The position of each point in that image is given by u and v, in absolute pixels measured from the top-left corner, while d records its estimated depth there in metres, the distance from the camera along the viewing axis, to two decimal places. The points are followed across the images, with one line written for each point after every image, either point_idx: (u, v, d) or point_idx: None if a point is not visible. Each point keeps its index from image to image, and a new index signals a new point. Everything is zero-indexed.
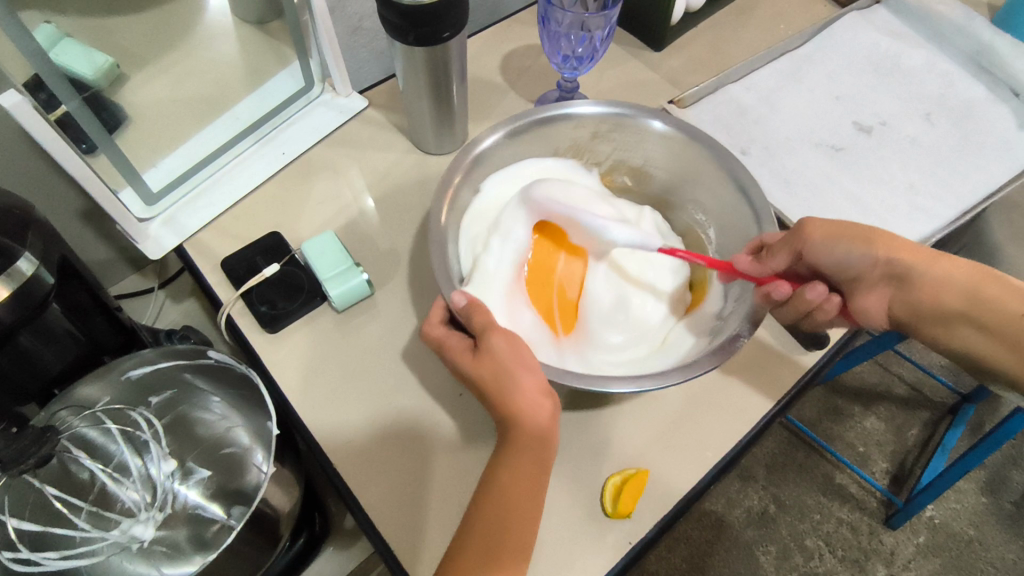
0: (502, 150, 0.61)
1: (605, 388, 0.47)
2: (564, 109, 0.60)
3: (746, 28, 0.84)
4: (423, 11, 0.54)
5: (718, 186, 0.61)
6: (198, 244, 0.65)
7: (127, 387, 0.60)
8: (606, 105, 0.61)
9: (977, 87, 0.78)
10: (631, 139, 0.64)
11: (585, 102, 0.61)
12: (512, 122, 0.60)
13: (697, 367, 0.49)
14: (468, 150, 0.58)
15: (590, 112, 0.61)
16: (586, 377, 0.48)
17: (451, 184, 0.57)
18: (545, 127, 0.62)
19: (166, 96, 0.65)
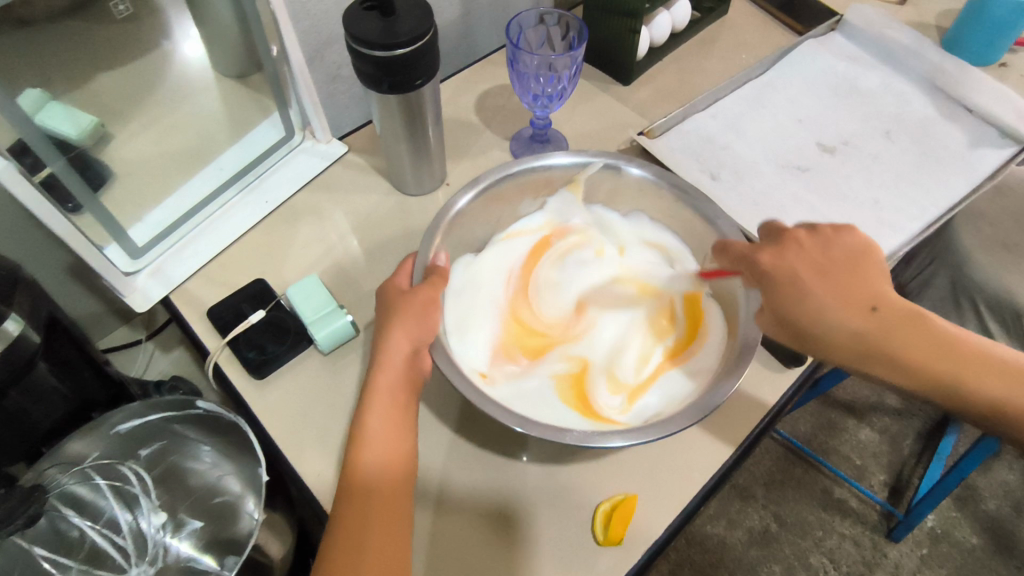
0: (478, 210, 0.62)
1: (604, 444, 0.48)
2: (538, 162, 0.62)
3: (709, 59, 0.88)
4: (395, 61, 0.56)
5: (686, 220, 0.64)
6: (184, 294, 0.66)
7: (118, 441, 0.60)
8: (580, 156, 0.63)
9: (933, 104, 0.81)
10: (608, 184, 0.66)
11: (559, 153, 0.63)
12: (487, 180, 0.61)
13: (690, 415, 0.49)
14: (445, 212, 0.59)
15: (560, 163, 0.63)
16: (582, 437, 0.48)
17: (429, 249, 0.58)
18: (520, 178, 0.63)
19: (150, 151, 0.67)
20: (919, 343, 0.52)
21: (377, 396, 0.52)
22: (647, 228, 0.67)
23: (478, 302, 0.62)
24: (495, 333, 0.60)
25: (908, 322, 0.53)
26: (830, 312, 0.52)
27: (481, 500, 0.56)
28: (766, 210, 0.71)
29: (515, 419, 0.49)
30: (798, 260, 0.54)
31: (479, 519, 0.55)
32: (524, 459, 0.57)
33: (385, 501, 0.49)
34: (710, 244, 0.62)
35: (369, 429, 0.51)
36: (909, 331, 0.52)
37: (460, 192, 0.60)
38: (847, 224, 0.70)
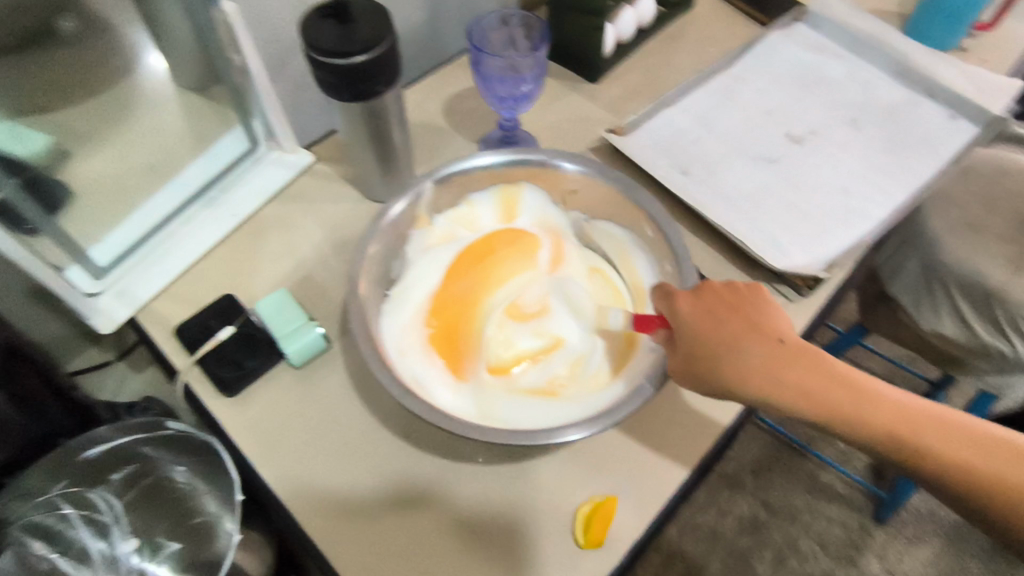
0: (414, 215, 0.63)
1: (551, 441, 0.49)
2: (465, 162, 0.63)
3: (676, 54, 0.88)
4: (355, 69, 0.55)
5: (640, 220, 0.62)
6: (152, 314, 0.65)
7: (84, 470, 0.59)
8: (506, 153, 0.64)
9: (897, 91, 0.82)
10: (546, 183, 0.66)
11: (485, 153, 0.64)
12: (416, 189, 0.62)
13: (639, 396, 0.50)
14: (379, 220, 0.60)
15: (487, 163, 0.64)
16: (524, 435, 0.49)
17: (365, 257, 0.58)
18: (451, 180, 0.64)
19: (109, 170, 0.66)
20: (835, 387, 0.51)
21: None
22: (498, 194, 0.67)
23: (429, 361, 0.58)
24: (487, 378, 0.58)
25: (813, 369, 0.51)
26: (743, 355, 0.51)
27: (462, 508, 0.55)
28: (736, 202, 0.72)
29: (458, 425, 0.50)
30: (713, 301, 0.53)
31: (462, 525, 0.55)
32: (504, 462, 0.57)
33: None
34: (662, 249, 0.61)
35: None
36: (825, 381, 0.51)
37: (392, 200, 0.61)
38: (817, 214, 0.71)
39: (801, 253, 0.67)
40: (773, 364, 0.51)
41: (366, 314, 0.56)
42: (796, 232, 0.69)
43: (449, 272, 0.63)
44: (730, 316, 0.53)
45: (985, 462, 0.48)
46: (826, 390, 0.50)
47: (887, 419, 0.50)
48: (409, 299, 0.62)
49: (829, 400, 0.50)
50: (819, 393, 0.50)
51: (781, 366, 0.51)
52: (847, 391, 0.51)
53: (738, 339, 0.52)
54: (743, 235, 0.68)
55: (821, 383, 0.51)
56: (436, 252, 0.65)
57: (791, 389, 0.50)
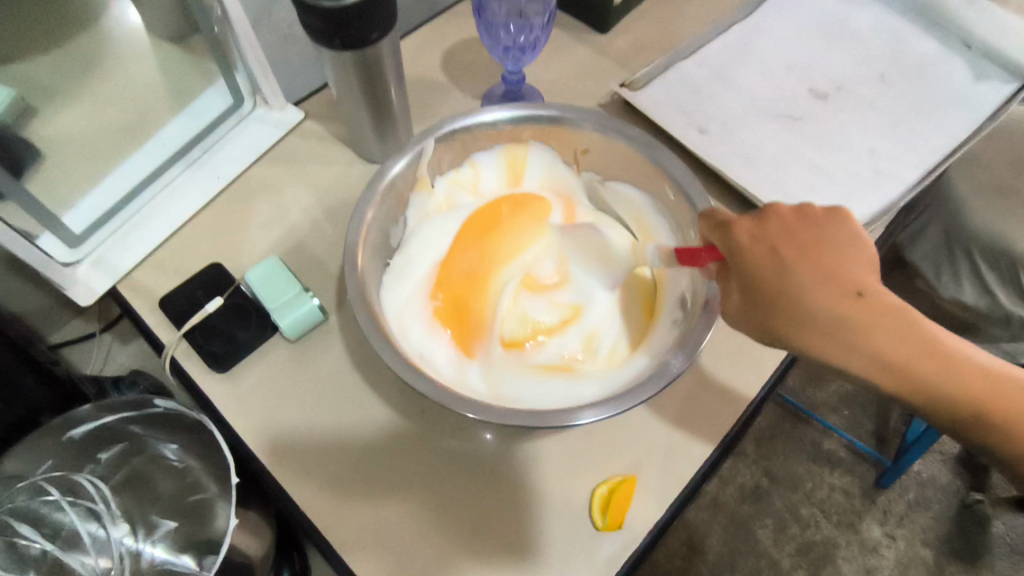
0: (416, 177, 0.59)
1: (572, 421, 0.46)
2: (471, 117, 0.58)
3: (692, 2, 0.82)
4: (346, 13, 0.50)
5: (659, 182, 0.59)
6: (134, 286, 0.61)
7: (69, 449, 0.57)
8: (514, 108, 0.59)
9: (929, 42, 0.76)
10: (558, 141, 0.61)
11: (491, 107, 0.59)
12: (418, 148, 0.57)
13: (665, 373, 0.48)
14: (377, 182, 0.55)
15: (495, 119, 0.59)
16: (542, 416, 0.46)
17: (363, 224, 0.54)
18: (455, 137, 0.59)
19: (82, 129, 0.61)
20: (914, 351, 0.46)
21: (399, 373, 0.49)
22: (508, 156, 0.62)
23: (437, 337, 0.55)
24: (499, 355, 0.55)
25: (889, 318, 0.46)
26: (815, 308, 0.46)
27: (470, 489, 0.53)
28: (757, 163, 0.67)
29: (467, 405, 0.46)
30: (782, 239, 0.48)
31: (467, 508, 0.52)
32: (513, 441, 0.54)
33: None
34: (685, 216, 0.57)
35: None
36: (898, 331, 0.46)
37: (391, 159, 0.56)
38: (844, 175, 0.66)
39: None
40: (850, 322, 0.46)
41: (365, 285, 0.52)
42: (822, 195, 0.65)
43: (454, 241, 0.60)
44: (802, 257, 0.47)
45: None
46: (894, 341, 0.46)
47: (963, 388, 0.46)
48: (411, 268, 0.58)
49: (906, 362, 0.46)
50: (890, 347, 0.46)
51: (858, 323, 0.46)
52: (927, 357, 0.46)
53: (808, 278, 0.46)
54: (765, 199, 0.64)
55: (897, 346, 0.46)
56: (441, 219, 0.60)
57: (862, 339, 0.45)
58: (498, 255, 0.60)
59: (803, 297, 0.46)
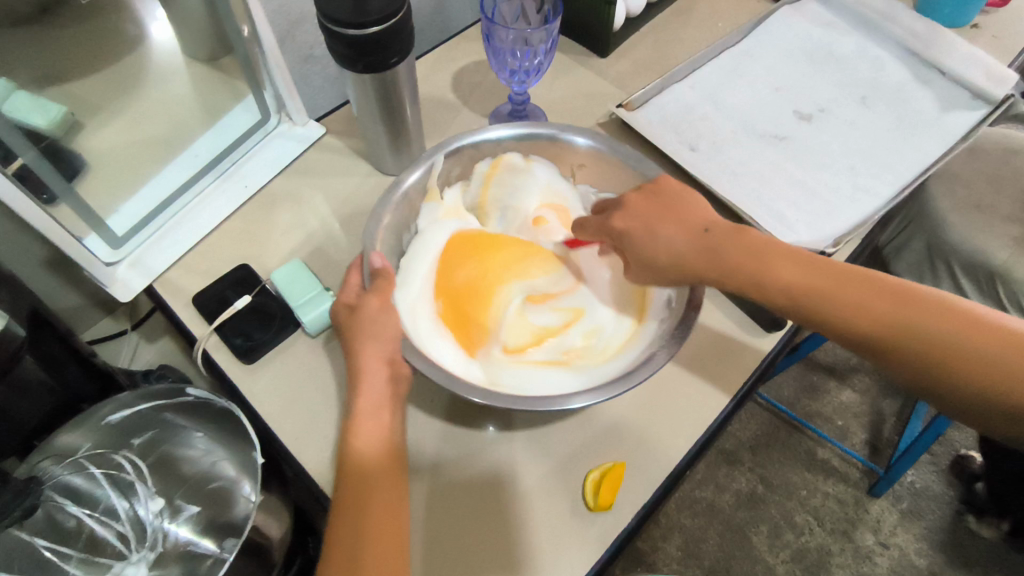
0: (429, 185, 0.65)
1: (566, 406, 0.50)
2: (478, 133, 0.65)
3: (686, 29, 0.88)
4: (369, 40, 0.55)
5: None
6: (167, 284, 0.66)
7: (109, 432, 0.61)
8: (517, 126, 0.65)
9: (907, 68, 0.82)
10: (557, 157, 0.68)
11: (496, 126, 0.66)
12: (431, 158, 0.63)
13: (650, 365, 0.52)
14: (393, 189, 0.62)
15: (501, 135, 0.66)
16: (538, 400, 0.50)
17: (379, 227, 0.60)
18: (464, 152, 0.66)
19: (124, 140, 0.66)
20: (794, 271, 0.54)
21: (366, 386, 0.53)
22: (512, 168, 0.67)
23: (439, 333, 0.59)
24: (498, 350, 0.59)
25: (760, 246, 0.56)
26: (678, 254, 0.56)
27: (474, 473, 0.57)
28: (745, 179, 0.72)
29: (471, 389, 0.51)
30: (644, 208, 0.58)
31: (473, 493, 0.56)
32: (514, 431, 0.59)
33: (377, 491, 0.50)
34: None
35: (360, 421, 0.52)
36: (778, 258, 0.55)
37: (406, 171, 0.63)
38: (824, 191, 0.71)
39: (808, 230, 0.68)
40: (724, 261, 0.55)
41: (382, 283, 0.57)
42: (804, 209, 0.70)
43: (456, 244, 0.64)
44: (659, 219, 0.58)
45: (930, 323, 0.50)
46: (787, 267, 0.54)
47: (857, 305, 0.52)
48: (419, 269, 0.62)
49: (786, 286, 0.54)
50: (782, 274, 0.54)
51: (722, 261, 0.55)
52: (811, 277, 0.53)
53: (671, 230, 0.57)
54: (751, 212, 0.69)
55: (777, 273, 0.54)
56: (448, 225, 0.64)
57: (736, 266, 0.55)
58: (496, 255, 0.63)
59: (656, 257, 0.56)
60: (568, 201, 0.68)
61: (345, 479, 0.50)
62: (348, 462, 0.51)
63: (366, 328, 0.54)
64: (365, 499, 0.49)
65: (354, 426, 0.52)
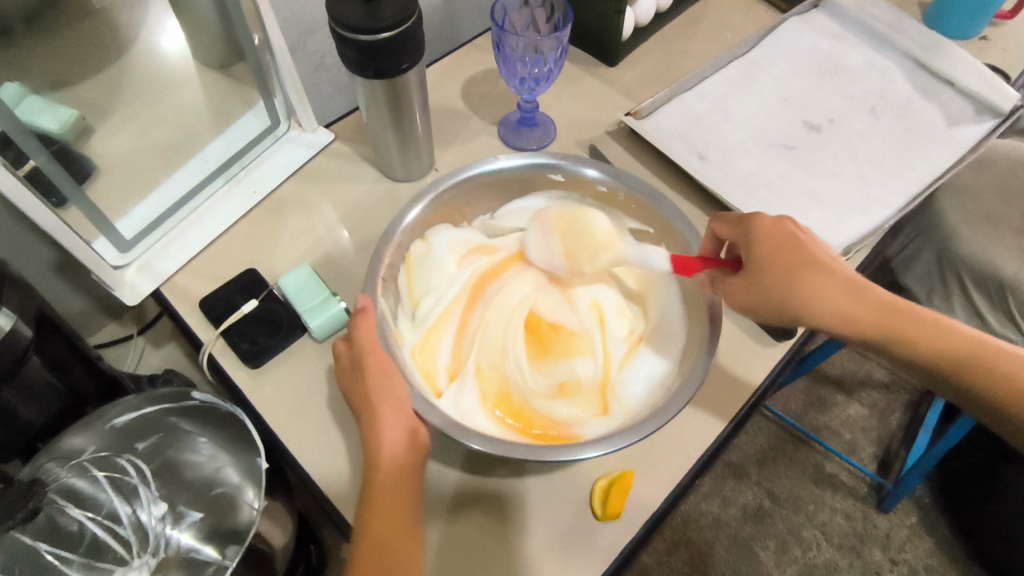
0: (427, 220, 0.64)
1: (578, 455, 0.49)
2: (484, 165, 0.64)
3: (695, 39, 0.88)
4: (380, 46, 0.56)
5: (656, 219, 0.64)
6: (175, 288, 0.66)
7: (114, 435, 0.61)
8: (526, 156, 0.64)
9: (915, 80, 0.82)
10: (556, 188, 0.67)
11: (505, 157, 0.65)
12: (430, 194, 0.62)
13: (663, 413, 0.50)
14: (395, 225, 0.61)
15: (507, 166, 0.65)
16: (549, 450, 0.49)
17: (383, 255, 0.59)
18: (469, 184, 0.65)
19: (134, 146, 0.66)
20: (918, 331, 0.54)
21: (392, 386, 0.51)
22: (422, 254, 0.63)
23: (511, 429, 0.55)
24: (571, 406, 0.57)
25: (890, 309, 0.54)
26: (828, 290, 0.54)
27: (480, 479, 0.56)
28: (754, 188, 0.72)
29: (472, 436, 0.49)
30: (790, 246, 0.55)
31: (478, 501, 0.56)
32: None
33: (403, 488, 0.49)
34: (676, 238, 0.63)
35: (381, 414, 0.50)
36: (907, 318, 0.54)
37: (406, 208, 0.62)
38: (834, 200, 0.71)
39: (818, 239, 0.68)
40: (872, 307, 0.54)
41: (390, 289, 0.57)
42: (813, 218, 0.70)
43: (430, 347, 0.59)
44: (794, 260, 0.54)
45: (982, 358, 0.53)
46: (921, 328, 0.54)
47: (978, 367, 0.53)
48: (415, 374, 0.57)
49: (918, 338, 0.54)
50: (918, 332, 0.54)
51: (872, 314, 0.54)
52: (945, 338, 0.54)
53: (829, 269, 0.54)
54: None
55: (915, 329, 0.54)
56: (426, 329, 0.60)
57: (889, 319, 0.54)
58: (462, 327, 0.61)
59: (846, 289, 0.54)
60: (476, 240, 0.66)
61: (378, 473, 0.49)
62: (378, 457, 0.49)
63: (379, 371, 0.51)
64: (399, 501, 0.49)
65: (376, 423, 0.50)
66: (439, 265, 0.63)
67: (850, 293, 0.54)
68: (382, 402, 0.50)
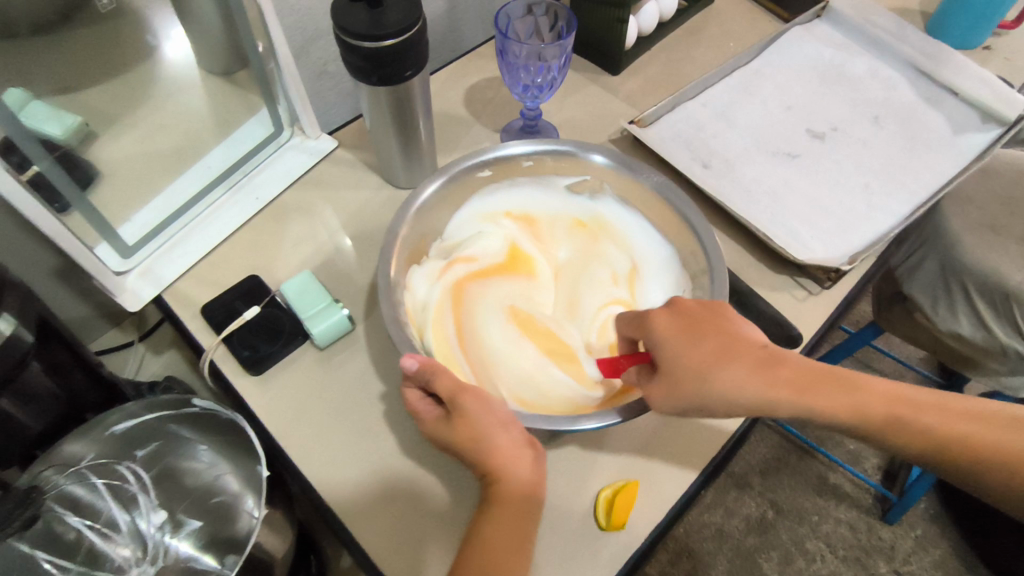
0: (444, 199, 0.64)
1: (574, 425, 0.50)
2: (498, 151, 0.64)
3: (698, 48, 0.89)
4: (384, 53, 0.56)
5: (672, 220, 0.63)
6: (176, 294, 0.66)
7: (115, 441, 0.60)
8: (536, 143, 0.64)
9: (918, 88, 0.82)
10: (570, 171, 0.67)
11: (517, 142, 0.65)
12: (449, 172, 0.63)
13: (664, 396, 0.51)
14: (410, 203, 0.61)
15: (521, 151, 0.65)
16: (554, 422, 0.50)
17: (396, 240, 0.59)
18: (482, 169, 0.65)
19: (137, 151, 0.67)
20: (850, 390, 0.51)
21: (500, 424, 0.50)
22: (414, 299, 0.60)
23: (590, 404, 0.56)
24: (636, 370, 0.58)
25: (818, 377, 0.51)
26: (742, 368, 0.50)
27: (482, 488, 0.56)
28: (757, 196, 0.72)
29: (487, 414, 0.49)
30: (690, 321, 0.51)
31: None
32: None
33: (524, 522, 0.49)
34: (688, 243, 0.62)
35: (501, 452, 0.49)
36: (836, 383, 0.51)
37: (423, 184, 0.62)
38: (837, 208, 0.71)
39: (822, 247, 0.68)
40: (804, 376, 0.51)
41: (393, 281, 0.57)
42: (817, 226, 0.69)
43: (472, 360, 0.58)
44: (698, 337, 0.50)
45: (941, 416, 0.51)
46: (857, 388, 0.51)
47: (916, 420, 0.51)
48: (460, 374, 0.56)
49: (855, 400, 0.51)
50: (855, 392, 0.51)
51: (797, 387, 0.50)
52: (880, 396, 0.51)
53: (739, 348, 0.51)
54: (764, 228, 0.68)
55: (847, 394, 0.51)
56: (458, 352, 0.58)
57: (815, 391, 0.51)
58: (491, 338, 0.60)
59: (786, 362, 0.51)
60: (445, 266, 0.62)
61: (498, 507, 0.49)
62: (500, 494, 0.49)
63: (486, 424, 0.50)
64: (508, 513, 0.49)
65: (501, 473, 0.49)
66: (427, 294, 0.60)
67: (780, 362, 0.51)
68: (497, 431, 0.50)
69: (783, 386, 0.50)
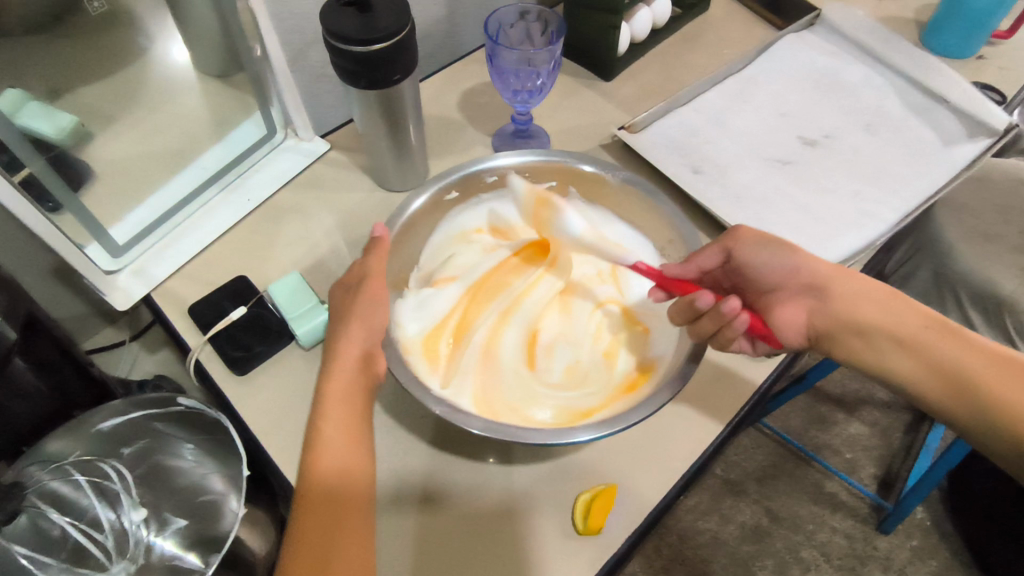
0: (432, 211, 0.63)
1: (572, 438, 0.48)
2: (487, 161, 0.63)
3: (693, 54, 0.89)
4: (372, 57, 0.56)
5: (659, 226, 0.63)
6: (166, 293, 0.66)
7: (100, 439, 0.61)
8: (526, 154, 0.64)
9: (912, 96, 0.82)
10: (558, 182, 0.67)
11: (507, 153, 0.64)
12: (438, 183, 0.62)
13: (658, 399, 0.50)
14: (399, 213, 0.60)
15: (510, 163, 0.64)
16: (545, 435, 0.48)
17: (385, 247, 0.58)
18: (470, 180, 0.64)
19: (131, 152, 0.67)
20: (893, 317, 0.53)
21: (336, 389, 0.51)
22: (408, 333, 0.58)
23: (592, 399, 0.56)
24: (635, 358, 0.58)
25: (881, 297, 0.55)
26: (815, 265, 0.56)
27: (464, 490, 0.56)
28: (747, 202, 0.72)
29: (470, 420, 0.49)
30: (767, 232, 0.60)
31: (461, 516, 0.55)
32: (491, 460, 0.57)
33: (350, 494, 0.48)
34: (675, 247, 0.62)
35: (334, 416, 0.50)
36: (895, 307, 0.54)
37: (413, 195, 0.61)
38: (827, 215, 0.71)
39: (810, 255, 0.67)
40: (857, 295, 0.55)
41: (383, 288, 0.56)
42: (807, 233, 0.69)
43: (470, 377, 0.57)
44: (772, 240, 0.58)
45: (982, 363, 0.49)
46: (907, 319, 0.53)
47: (951, 364, 0.50)
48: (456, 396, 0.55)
49: (904, 330, 0.53)
50: (901, 322, 0.53)
51: (854, 296, 0.55)
52: (927, 335, 0.52)
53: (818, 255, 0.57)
54: None
55: (902, 320, 0.53)
56: (454, 373, 0.57)
57: (870, 306, 0.54)
58: (488, 354, 0.59)
59: (831, 279, 0.56)
60: (430, 292, 0.61)
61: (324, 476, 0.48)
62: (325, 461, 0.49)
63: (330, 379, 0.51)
64: (336, 524, 0.47)
65: (320, 438, 0.49)
66: (415, 322, 0.59)
67: (824, 285, 0.56)
68: (339, 390, 0.51)
69: (830, 300, 0.55)
